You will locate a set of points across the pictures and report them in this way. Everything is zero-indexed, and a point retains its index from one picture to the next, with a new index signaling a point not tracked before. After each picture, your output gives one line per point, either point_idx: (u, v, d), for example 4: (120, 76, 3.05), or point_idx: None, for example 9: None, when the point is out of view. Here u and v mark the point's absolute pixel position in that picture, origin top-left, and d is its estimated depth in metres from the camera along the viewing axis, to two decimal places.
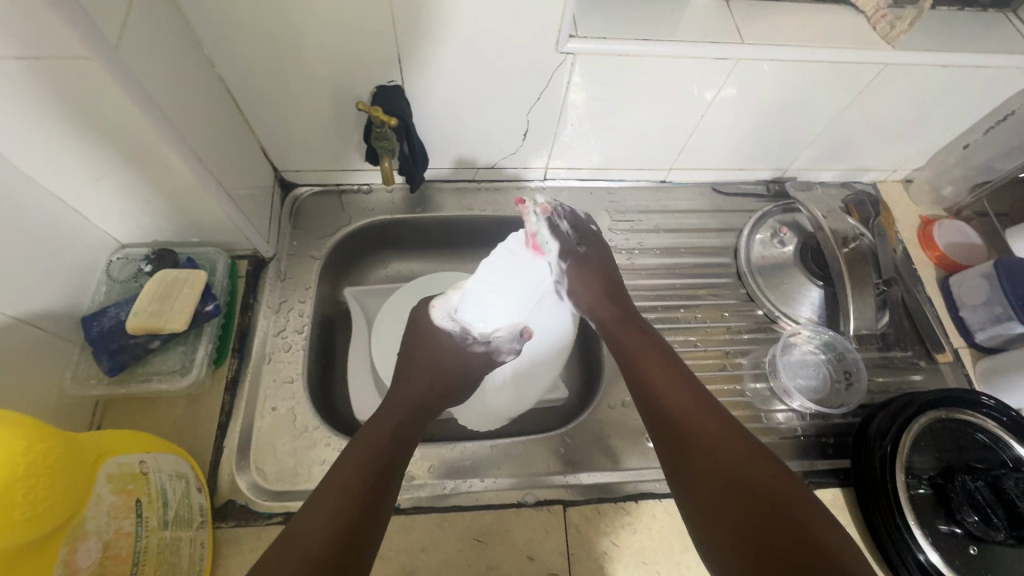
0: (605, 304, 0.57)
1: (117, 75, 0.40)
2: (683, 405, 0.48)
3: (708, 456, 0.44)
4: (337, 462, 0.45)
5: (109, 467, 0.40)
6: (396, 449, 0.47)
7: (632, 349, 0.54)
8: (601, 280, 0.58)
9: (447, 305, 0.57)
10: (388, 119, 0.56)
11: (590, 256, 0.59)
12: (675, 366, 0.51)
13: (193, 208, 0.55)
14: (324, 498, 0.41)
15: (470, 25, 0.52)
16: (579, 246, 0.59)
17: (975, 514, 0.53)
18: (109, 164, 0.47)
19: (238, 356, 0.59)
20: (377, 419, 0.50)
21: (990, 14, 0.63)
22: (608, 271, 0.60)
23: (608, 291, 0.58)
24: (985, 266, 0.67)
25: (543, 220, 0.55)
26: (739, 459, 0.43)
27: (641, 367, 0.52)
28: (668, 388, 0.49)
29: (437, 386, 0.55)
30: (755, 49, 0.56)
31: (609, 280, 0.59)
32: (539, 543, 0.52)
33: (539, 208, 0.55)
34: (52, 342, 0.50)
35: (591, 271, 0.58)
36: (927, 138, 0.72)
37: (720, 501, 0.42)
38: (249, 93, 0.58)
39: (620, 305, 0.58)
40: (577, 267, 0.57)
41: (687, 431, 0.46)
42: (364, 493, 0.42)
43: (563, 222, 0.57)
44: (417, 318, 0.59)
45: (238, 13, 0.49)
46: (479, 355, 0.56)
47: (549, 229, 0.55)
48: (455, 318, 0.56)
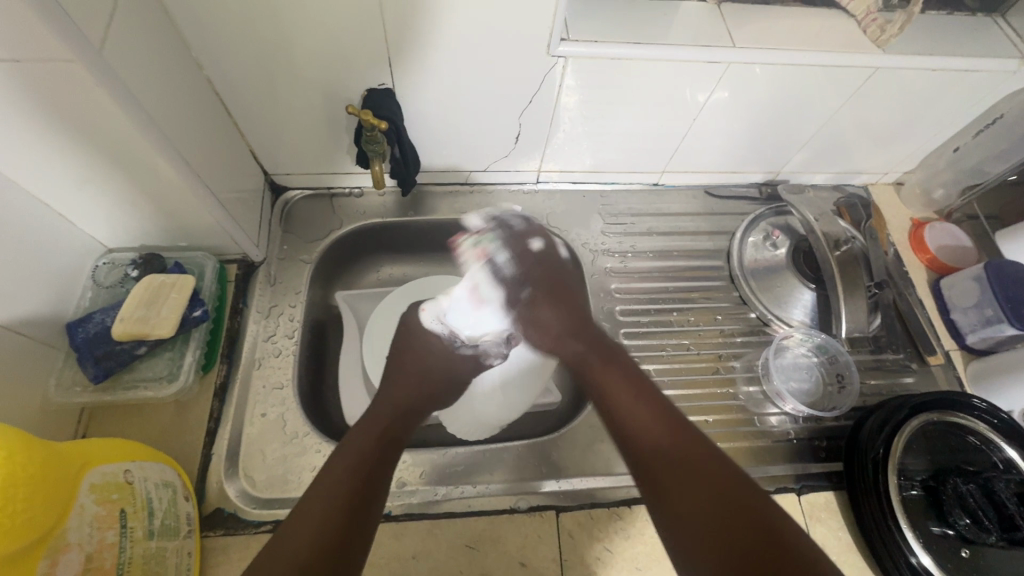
0: (564, 336, 0.55)
1: (101, 79, 0.39)
2: (653, 423, 0.44)
3: (681, 469, 0.40)
4: (325, 464, 0.44)
5: (93, 476, 0.40)
6: (386, 449, 0.47)
7: (597, 363, 0.51)
8: (561, 311, 0.57)
9: (437, 309, 0.60)
10: (377, 122, 0.56)
11: (539, 280, 0.58)
12: (641, 383, 0.48)
13: (180, 212, 0.54)
14: (313, 498, 0.41)
15: (460, 29, 0.52)
16: (524, 269, 0.58)
17: (966, 517, 0.54)
18: (93, 167, 0.46)
19: (228, 362, 0.59)
20: (367, 419, 0.49)
21: (978, 18, 0.63)
22: (566, 293, 0.58)
23: (563, 327, 0.55)
24: (975, 269, 0.68)
25: (480, 258, 0.59)
26: (714, 473, 0.39)
27: (606, 389, 0.48)
28: (635, 406, 0.46)
29: (427, 387, 0.55)
30: (746, 53, 0.56)
31: (575, 311, 0.57)
32: (532, 549, 0.52)
33: (477, 252, 0.59)
34: (36, 349, 0.49)
35: (547, 302, 0.57)
36: (917, 141, 0.72)
37: (693, 519, 0.38)
38: (238, 96, 0.57)
39: (581, 322, 0.56)
40: (527, 309, 0.57)
41: (657, 449, 0.42)
42: (353, 493, 0.42)
43: (502, 255, 0.58)
44: (409, 323, 0.61)
45: (225, 16, 0.49)
46: (467, 359, 0.58)
47: (488, 272, 0.58)
48: (444, 322, 0.59)
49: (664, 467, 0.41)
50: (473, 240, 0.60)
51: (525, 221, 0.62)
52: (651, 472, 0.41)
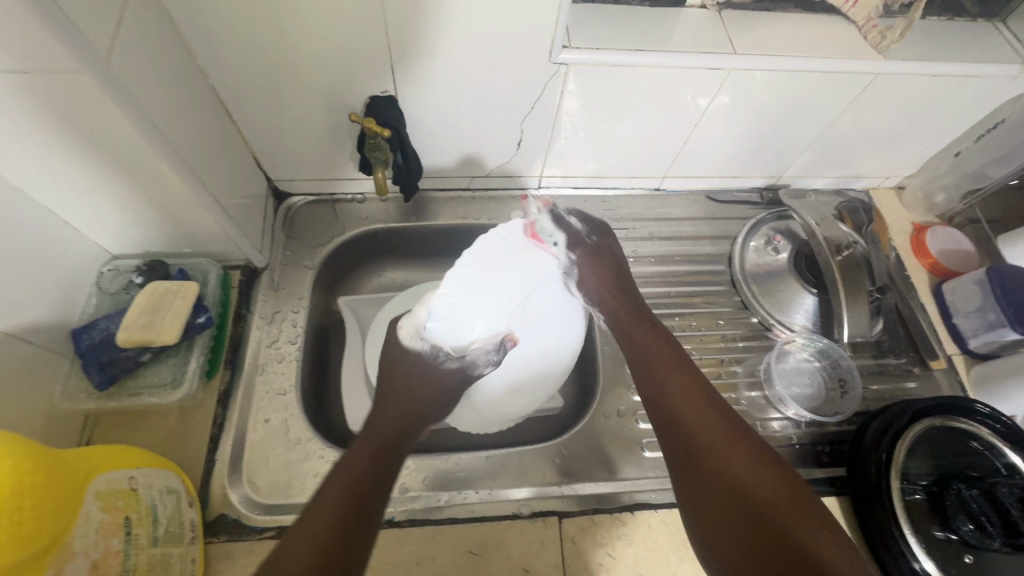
0: (626, 320, 0.57)
1: (107, 89, 0.39)
2: (694, 410, 0.48)
3: (717, 456, 0.45)
4: (328, 477, 0.46)
5: (99, 484, 0.40)
6: (381, 470, 0.47)
7: (648, 343, 0.55)
8: (619, 291, 0.59)
9: (414, 323, 0.54)
10: (381, 130, 0.57)
11: (592, 259, 0.59)
12: (688, 370, 0.52)
13: (185, 219, 0.54)
14: (306, 525, 0.41)
15: (462, 36, 0.52)
16: (578, 258, 0.58)
17: (970, 523, 0.54)
18: (98, 175, 0.46)
19: (231, 368, 0.59)
20: (367, 431, 0.50)
21: (978, 23, 0.64)
22: (623, 276, 0.61)
23: (616, 282, 0.59)
24: (977, 273, 0.68)
25: (545, 209, 0.57)
26: (748, 467, 0.43)
27: (656, 372, 0.52)
28: (681, 391, 0.50)
29: (415, 407, 0.54)
30: (748, 59, 0.56)
31: (631, 294, 0.60)
32: (535, 555, 0.52)
33: (539, 203, 0.56)
34: (41, 356, 0.49)
35: (597, 261, 0.59)
36: (918, 146, 0.72)
37: (721, 500, 0.43)
38: (242, 104, 0.58)
39: (637, 306, 0.59)
40: (587, 257, 0.59)
41: (696, 434, 0.46)
42: (347, 517, 0.42)
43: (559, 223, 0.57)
44: (389, 341, 0.58)
45: (229, 24, 0.49)
46: (453, 372, 0.54)
47: (553, 222, 0.56)
48: (423, 336, 0.54)
49: (700, 451, 0.45)
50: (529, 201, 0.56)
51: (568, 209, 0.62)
52: (687, 452, 0.46)
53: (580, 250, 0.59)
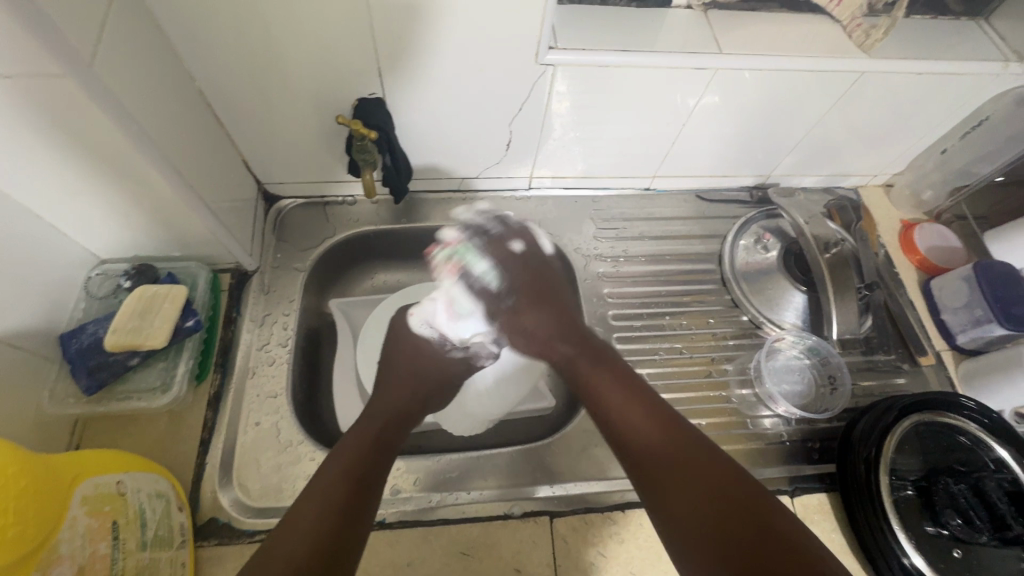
0: (553, 339, 0.54)
1: (90, 93, 0.39)
2: (651, 429, 0.46)
3: (681, 477, 0.42)
4: (318, 470, 0.45)
5: (85, 488, 0.40)
6: (377, 457, 0.47)
7: (587, 365, 0.51)
8: (550, 314, 0.55)
9: (425, 313, 0.59)
10: (367, 132, 0.57)
11: (524, 284, 0.55)
12: (637, 389, 0.49)
13: (173, 222, 0.54)
14: (298, 516, 0.40)
15: (450, 37, 0.52)
16: (512, 278, 0.54)
17: (958, 517, 0.54)
18: (84, 180, 0.46)
19: (221, 371, 0.59)
20: (359, 425, 0.49)
21: (962, 22, 0.64)
22: (554, 296, 0.56)
23: (555, 329, 0.54)
24: (964, 269, 0.68)
25: (455, 274, 0.54)
26: (719, 482, 0.41)
27: (600, 393, 0.49)
28: (635, 414, 0.47)
29: (419, 391, 0.55)
30: (733, 59, 0.57)
31: (562, 310, 0.55)
32: (527, 555, 0.52)
33: (449, 265, 0.55)
34: (28, 361, 0.49)
35: (531, 308, 0.55)
36: (905, 144, 0.73)
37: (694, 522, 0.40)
38: (230, 107, 0.58)
39: (570, 321, 0.55)
40: (515, 311, 0.54)
41: (656, 454, 0.44)
42: (343, 502, 0.42)
43: (479, 266, 0.54)
44: (397, 326, 0.61)
45: (215, 29, 0.49)
46: (457, 361, 0.58)
47: (466, 289, 0.54)
48: (432, 326, 0.58)
49: (667, 475, 0.42)
50: (444, 251, 0.55)
51: (501, 222, 0.57)
52: (654, 480, 0.43)
53: (500, 314, 0.55)
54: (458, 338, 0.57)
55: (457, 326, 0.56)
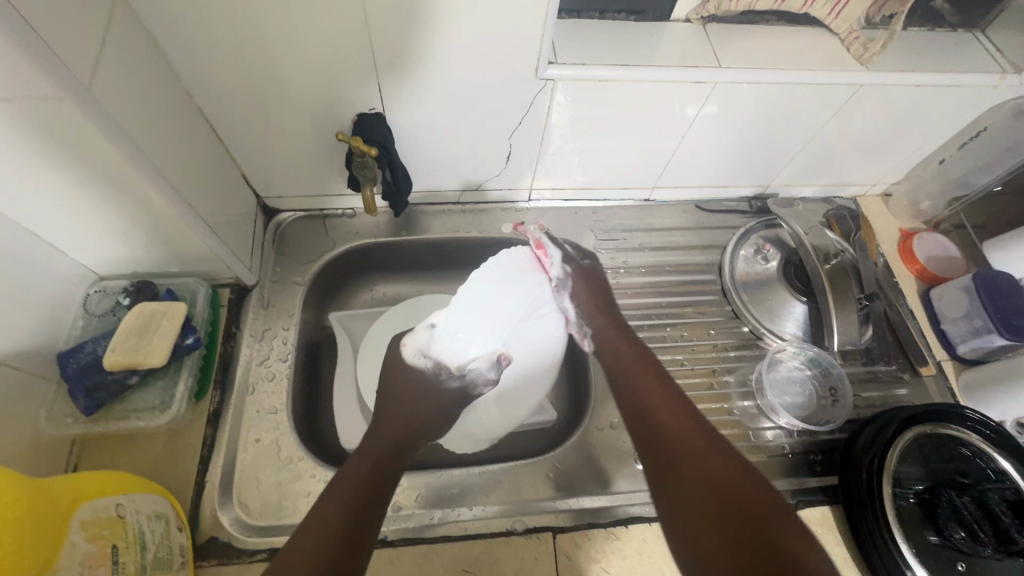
0: (594, 312, 0.61)
1: (88, 116, 0.39)
2: (670, 422, 0.50)
3: (695, 464, 0.46)
4: (311, 511, 0.44)
5: (83, 513, 0.39)
6: (373, 495, 0.47)
7: (630, 351, 0.58)
8: (592, 289, 0.62)
9: (417, 343, 0.56)
10: (371, 149, 0.57)
11: (584, 266, 0.63)
12: (670, 390, 0.54)
13: (173, 239, 0.54)
14: (292, 562, 0.40)
15: (451, 53, 0.53)
16: (578, 249, 0.65)
17: (962, 531, 0.54)
18: (84, 200, 0.46)
19: (221, 388, 0.58)
20: (355, 461, 0.49)
21: (958, 34, 0.64)
22: (603, 290, 0.63)
23: (599, 300, 0.62)
24: (964, 279, 0.69)
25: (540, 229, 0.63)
26: (734, 479, 0.44)
27: (636, 390, 0.54)
28: (665, 409, 0.51)
29: (413, 426, 0.54)
30: (732, 72, 0.57)
31: (603, 292, 0.63)
32: (530, 572, 0.52)
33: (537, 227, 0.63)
34: (26, 381, 0.49)
35: (583, 289, 0.62)
36: (903, 154, 0.73)
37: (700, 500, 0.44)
38: (229, 123, 0.58)
39: (611, 303, 0.63)
40: (579, 275, 0.62)
41: (674, 440, 0.48)
42: (336, 548, 0.42)
43: (565, 245, 0.64)
44: (390, 356, 0.59)
45: (215, 46, 0.49)
46: (454, 390, 0.55)
47: (553, 245, 0.61)
48: (427, 356, 0.55)
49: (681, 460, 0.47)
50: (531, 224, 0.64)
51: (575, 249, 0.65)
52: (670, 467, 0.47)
53: (573, 270, 0.62)
54: (500, 313, 0.52)
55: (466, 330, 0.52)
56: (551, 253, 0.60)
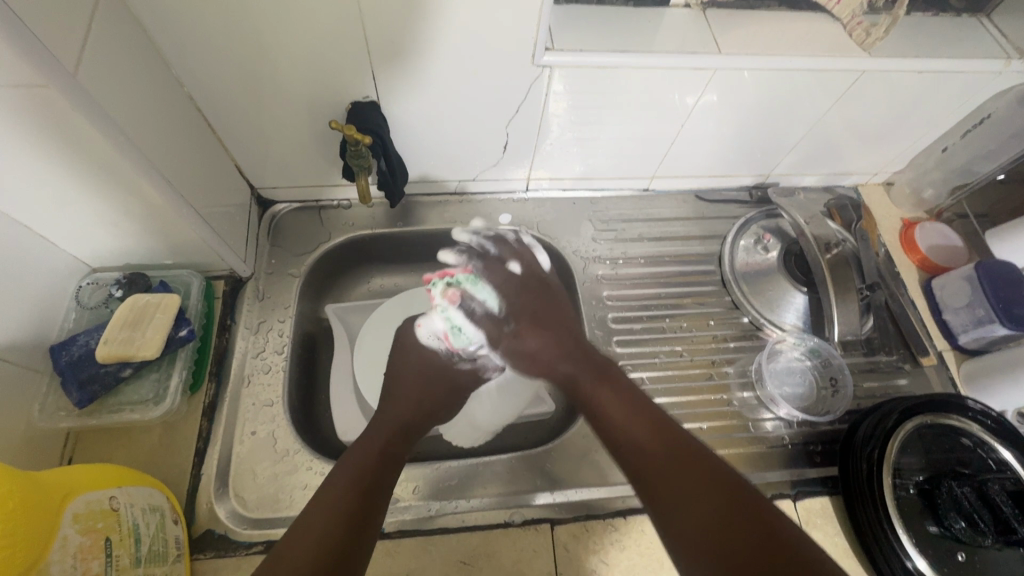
0: (552, 360, 0.54)
1: (75, 102, 0.38)
2: (640, 431, 0.45)
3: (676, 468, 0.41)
4: (325, 479, 0.45)
5: (76, 506, 0.39)
6: (382, 471, 0.46)
7: (587, 379, 0.50)
8: (547, 335, 0.55)
9: (433, 325, 0.60)
10: (361, 136, 0.56)
11: (521, 310, 0.56)
12: (632, 396, 0.48)
13: (165, 230, 0.53)
14: (310, 522, 0.40)
15: (447, 40, 0.52)
16: (511, 302, 0.57)
17: (962, 520, 0.53)
18: (73, 190, 0.45)
19: (216, 380, 0.58)
20: (367, 435, 0.50)
21: (963, 19, 0.63)
22: (557, 307, 0.57)
23: (556, 343, 0.54)
24: (966, 269, 0.68)
25: (455, 303, 0.58)
26: (708, 477, 0.40)
27: (600, 407, 0.48)
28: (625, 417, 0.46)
29: (423, 407, 0.55)
30: (733, 58, 0.56)
31: (562, 332, 0.55)
32: (527, 563, 0.52)
33: (450, 295, 0.58)
34: (18, 374, 0.48)
35: (531, 330, 0.55)
36: (905, 143, 0.72)
37: (688, 520, 0.38)
38: (221, 112, 0.57)
39: (572, 338, 0.55)
40: (518, 337, 0.56)
41: (649, 447, 0.44)
42: (347, 518, 0.41)
43: (480, 299, 0.57)
44: (402, 336, 0.61)
45: (204, 33, 0.48)
46: (465, 372, 0.58)
47: (466, 317, 0.58)
48: (440, 338, 0.59)
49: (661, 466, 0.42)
50: (441, 282, 0.59)
51: (500, 242, 0.61)
52: (645, 476, 0.42)
53: (504, 341, 0.57)
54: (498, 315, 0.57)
55: (480, 315, 0.57)
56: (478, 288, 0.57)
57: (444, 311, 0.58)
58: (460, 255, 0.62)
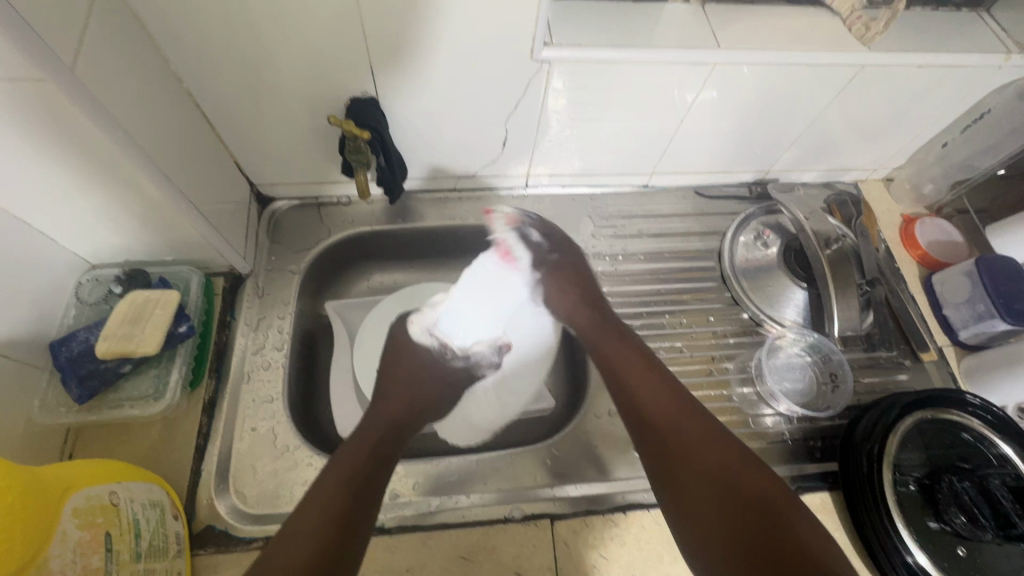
0: (583, 307, 0.60)
1: (72, 97, 0.38)
2: (671, 416, 0.49)
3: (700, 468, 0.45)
4: (318, 477, 0.45)
5: (76, 500, 0.39)
6: (376, 468, 0.47)
7: (612, 343, 0.57)
8: (582, 282, 0.62)
9: (425, 320, 0.59)
10: (360, 132, 0.56)
11: (565, 262, 0.62)
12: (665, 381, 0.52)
13: (164, 226, 0.53)
14: (300, 522, 0.41)
15: (446, 36, 0.52)
16: (550, 262, 0.61)
17: (962, 515, 0.53)
18: (72, 185, 0.45)
19: (216, 377, 0.58)
20: (361, 432, 0.50)
21: (963, 13, 0.63)
22: (583, 278, 0.62)
23: (585, 298, 0.61)
24: (967, 264, 0.68)
25: (511, 224, 0.63)
26: (732, 472, 0.44)
27: (633, 387, 0.52)
28: (659, 401, 0.51)
29: (415, 404, 0.55)
30: (732, 53, 0.56)
31: (591, 280, 0.63)
32: (527, 558, 0.52)
33: (506, 219, 0.63)
34: (17, 370, 0.48)
35: (569, 283, 0.61)
36: (905, 138, 0.72)
37: (709, 507, 0.44)
38: (220, 108, 0.57)
39: (595, 296, 0.61)
40: (554, 274, 0.61)
41: (675, 443, 0.48)
42: (342, 513, 0.42)
43: (533, 232, 0.63)
44: (396, 335, 0.60)
45: (203, 28, 0.48)
46: (459, 370, 0.59)
47: (521, 242, 0.60)
48: (433, 333, 0.59)
49: (685, 462, 0.46)
50: (501, 217, 0.63)
51: (536, 223, 0.63)
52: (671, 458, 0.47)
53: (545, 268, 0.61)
54: (496, 300, 0.57)
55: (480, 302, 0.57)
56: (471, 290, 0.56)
57: (474, 264, 0.59)
58: (501, 220, 0.62)
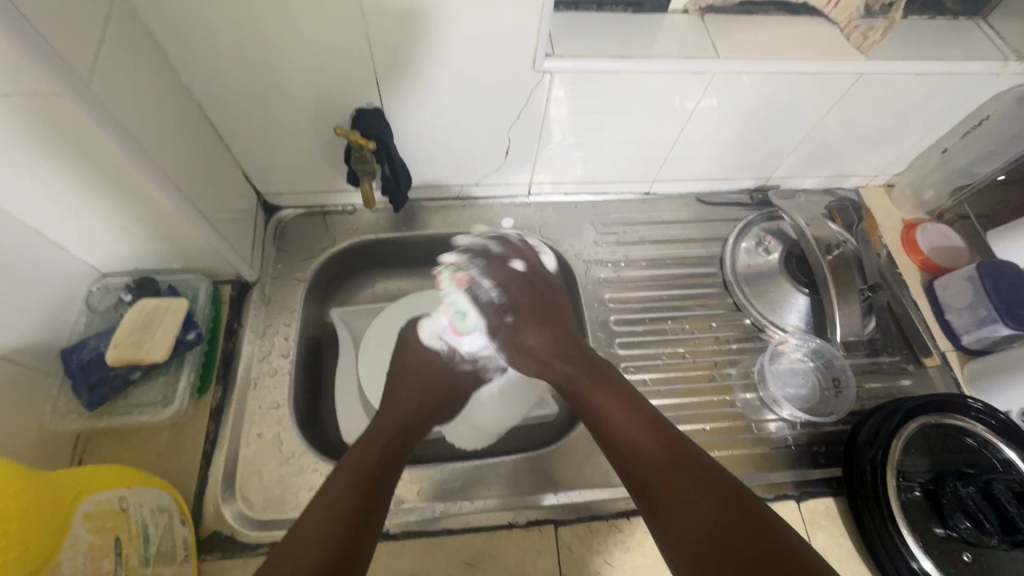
0: (553, 358, 0.58)
1: (87, 111, 0.39)
2: (650, 443, 0.48)
3: (688, 484, 0.44)
4: (327, 479, 0.46)
5: (88, 505, 0.40)
6: (384, 470, 0.47)
7: (587, 383, 0.54)
8: (551, 333, 0.59)
9: (436, 325, 0.62)
10: (365, 142, 0.58)
11: (524, 303, 0.60)
12: (637, 410, 0.51)
13: (173, 235, 0.54)
14: (309, 521, 0.42)
15: (449, 49, 0.53)
16: (514, 295, 0.60)
17: (968, 520, 0.53)
18: (84, 196, 0.46)
19: (223, 383, 0.59)
20: (370, 435, 0.51)
21: (960, 22, 0.64)
22: (557, 313, 0.61)
23: (555, 344, 0.58)
24: (968, 269, 0.68)
25: (462, 286, 0.60)
26: (717, 492, 0.43)
27: (608, 421, 0.51)
28: (636, 430, 0.49)
29: (425, 407, 0.56)
30: (731, 62, 0.57)
31: (565, 328, 0.60)
32: (532, 564, 0.52)
33: (458, 278, 0.61)
34: (30, 377, 0.49)
35: (535, 329, 0.59)
36: (905, 144, 0.73)
37: (697, 528, 0.42)
38: (228, 120, 0.58)
39: (573, 341, 0.59)
40: (517, 326, 0.59)
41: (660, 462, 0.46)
42: (351, 514, 0.43)
43: (486, 281, 0.61)
44: (407, 337, 0.63)
45: (211, 42, 0.50)
46: (467, 373, 0.61)
47: (469, 299, 0.60)
48: (443, 338, 0.62)
49: (671, 479, 0.45)
50: (451, 270, 0.62)
51: (503, 243, 0.63)
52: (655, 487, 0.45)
53: (500, 330, 0.60)
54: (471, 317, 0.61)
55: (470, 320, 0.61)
56: (465, 316, 0.61)
57: (451, 296, 0.61)
58: (460, 254, 0.62)
